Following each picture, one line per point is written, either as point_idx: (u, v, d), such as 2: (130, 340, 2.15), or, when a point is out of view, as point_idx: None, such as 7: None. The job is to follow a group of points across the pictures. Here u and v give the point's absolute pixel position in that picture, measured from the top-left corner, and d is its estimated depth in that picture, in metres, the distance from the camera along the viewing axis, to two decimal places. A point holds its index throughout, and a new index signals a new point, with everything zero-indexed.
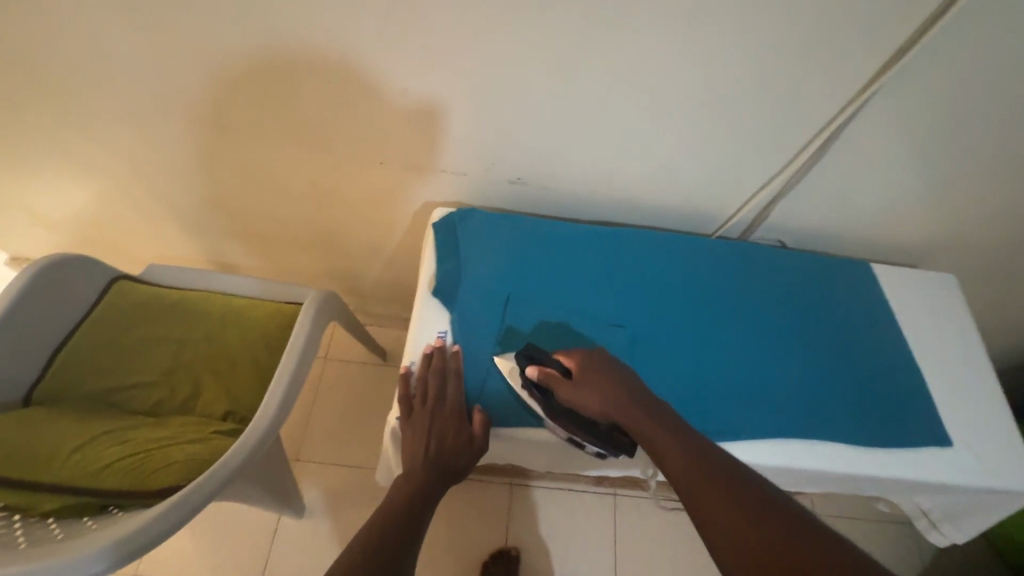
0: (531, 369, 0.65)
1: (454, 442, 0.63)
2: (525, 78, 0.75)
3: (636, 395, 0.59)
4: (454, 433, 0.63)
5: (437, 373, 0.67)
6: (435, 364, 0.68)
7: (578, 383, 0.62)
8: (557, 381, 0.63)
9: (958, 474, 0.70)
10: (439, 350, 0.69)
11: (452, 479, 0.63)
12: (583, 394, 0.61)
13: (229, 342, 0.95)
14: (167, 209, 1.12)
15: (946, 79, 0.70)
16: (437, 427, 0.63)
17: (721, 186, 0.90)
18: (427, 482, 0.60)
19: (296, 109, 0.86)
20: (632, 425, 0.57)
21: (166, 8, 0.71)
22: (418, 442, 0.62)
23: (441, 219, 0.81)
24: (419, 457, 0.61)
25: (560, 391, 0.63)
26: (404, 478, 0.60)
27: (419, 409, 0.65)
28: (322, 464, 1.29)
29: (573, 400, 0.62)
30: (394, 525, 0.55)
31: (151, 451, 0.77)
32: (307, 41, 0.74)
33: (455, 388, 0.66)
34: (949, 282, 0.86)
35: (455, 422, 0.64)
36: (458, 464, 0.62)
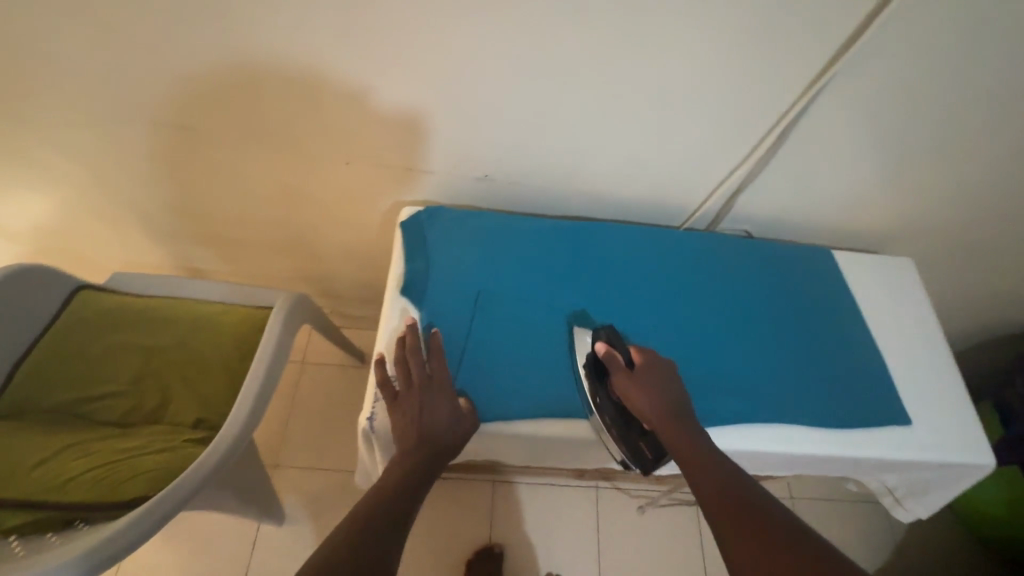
0: (601, 346, 0.68)
1: (445, 416, 0.63)
2: (486, 74, 0.76)
3: (683, 410, 0.63)
4: (443, 408, 0.63)
5: (416, 353, 0.66)
6: (411, 344, 0.67)
7: (640, 377, 0.65)
8: (620, 368, 0.66)
9: (917, 451, 0.72)
10: (411, 329, 0.68)
11: (445, 458, 0.62)
12: (640, 388, 0.64)
13: (198, 348, 0.93)
14: (131, 216, 1.09)
15: (893, 67, 0.73)
16: (426, 405, 0.63)
17: (686, 178, 0.92)
18: (423, 460, 0.60)
19: (258, 110, 0.85)
20: (668, 433, 0.61)
21: (115, 9, 0.70)
22: (408, 426, 0.62)
23: (407, 219, 0.81)
24: (411, 441, 0.61)
25: (617, 376, 0.66)
26: (397, 465, 0.59)
27: (406, 390, 0.64)
28: (301, 469, 1.28)
29: (626, 391, 0.65)
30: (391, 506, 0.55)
31: (119, 463, 0.76)
32: (264, 39, 0.73)
33: (437, 366, 0.66)
34: (906, 267, 0.89)
35: (442, 395, 0.64)
36: (451, 442, 0.62)
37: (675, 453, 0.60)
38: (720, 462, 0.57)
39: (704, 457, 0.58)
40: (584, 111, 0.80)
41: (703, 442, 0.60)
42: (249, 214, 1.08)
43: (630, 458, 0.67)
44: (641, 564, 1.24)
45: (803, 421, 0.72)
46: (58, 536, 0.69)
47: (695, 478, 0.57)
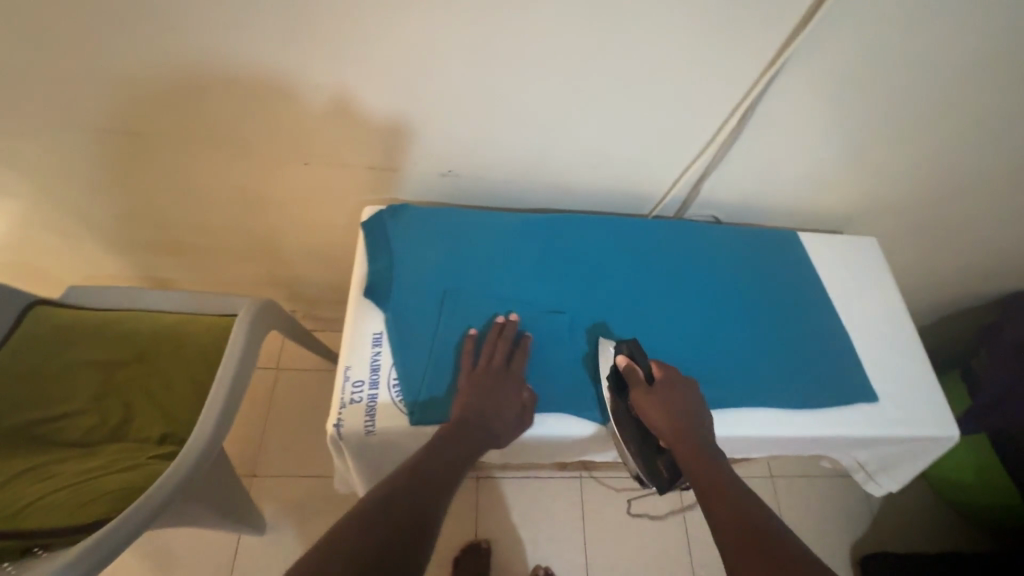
0: (622, 358, 0.69)
1: (509, 412, 0.64)
2: (440, 69, 0.74)
3: (701, 430, 0.63)
4: (510, 405, 0.64)
5: (506, 343, 0.68)
6: (507, 335, 0.69)
7: (659, 395, 0.65)
8: (639, 383, 0.67)
9: (885, 426, 0.73)
10: (511, 323, 0.70)
11: (490, 443, 0.62)
12: (659, 406, 0.65)
13: (162, 361, 0.90)
14: (84, 227, 1.05)
15: (845, 49, 0.73)
16: (497, 390, 0.64)
17: (651, 166, 0.92)
18: (474, 441, 0.60)
19: (207, 113, 0.81)
20: (684, 455, 0.61)
21: (42, 13, 0.66)
22: (471, 401, 0.63)
23: (370, 219, 0.79)
24: (467, 417, 0.62)
25: (635, 392, 0.66)
26: (449, 432, 0.60)
27: (481, 369, 0.65)
28: (281, 477, 1.25)
29: (643, 407, 0.65)
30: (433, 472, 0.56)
31: (79, 485, 0.73)
32: (205, 39, 0.70)
33: (519, 362, 0.68)
34: (869, 246, 0.90)
35: (513, 392, 0.65)
36: (500, 430, 0.63)
37: (691, 475, 0.60)
38: (733, 485, 0.57)
39: (718, 480, 0.58)
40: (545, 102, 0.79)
41: (718, 463, 0.60)
42: (209, 220, 1.04)
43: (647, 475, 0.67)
44: (627, 550, 1.26)
45: (771, 403, 0.72)
46: (12, 565, 0.66)
47: (707, 500, 0.56)
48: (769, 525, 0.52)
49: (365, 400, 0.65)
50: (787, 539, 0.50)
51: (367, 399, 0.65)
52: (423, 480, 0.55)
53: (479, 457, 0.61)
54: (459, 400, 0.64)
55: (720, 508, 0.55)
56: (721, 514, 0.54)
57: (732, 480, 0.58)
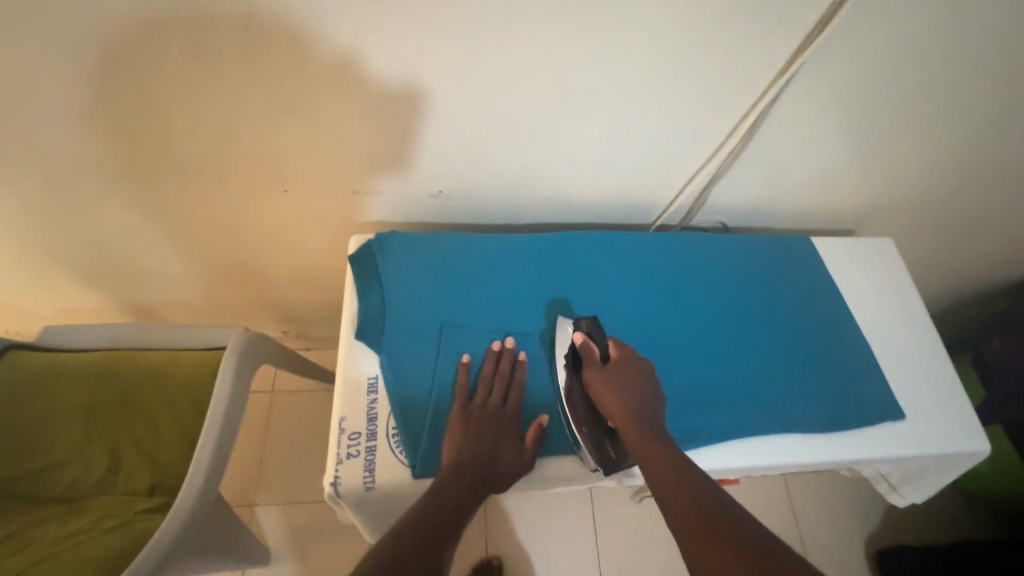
0: (579, 335, 0.65)
1: (506, 454, 0.60)
2: (434, 89, 0.69)
3: (652, 414, 0.60)
4: (509, 445, 0.61)
5: (502, 377, 0.65)
6: (502, 367, 0.66)
7: (612, 373, 0.62)
8: (594, 362, 0.63)
9: (911, 445, 0.70)
10: (507, 353, 0.67)
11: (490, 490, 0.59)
12: (611, 386, 0.61)
13: (148, 405, 0.86)
14: (56, 262, 0.99)
15: (863, 46, 0.69)
16: (495, 434, 0.61)
17: (654, 176, 0.87)
18: (474, 485, 0.57)
19: (179, 141, 0.76)
20: (632, 438, 0.57)
21: None
22: (468, 444, 0.59)
23: (357, 249, 0.74)
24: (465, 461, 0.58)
25: (589, 371, 0.63)
26: (450, 477, 0.56)
27: (476, 408, 0.62)
28: (283, 505, 1.22)
29: (595, 384, 0.62)
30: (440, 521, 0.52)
31: (63, 553, 0.70)
32: (175, 66, 0.65)
33: (515, 399, 0.64)
34: (885, 247, 0.85)
35: (512, 432, 0.62)
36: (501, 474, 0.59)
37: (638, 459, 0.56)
38: (684, 467, 0.54)
39: (667, 462, 0.54)
40: (544, 117, 0.75)
41: (667, 444, 0.57)
42: (189, 248, 0.99)
43: (593, 457, 0.61)
44: (641, 559, 1.23)
45: (793, 428, 0.68)
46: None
47: (655, 484, 0.54)
48: (725, 507, 0.50)
49: (363, 453, 0.61)
50: (747, 522, 0.48)
51: (365, 452, 0.61)
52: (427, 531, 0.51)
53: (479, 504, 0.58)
54: (449, 443, 0.60)
55: (672, 493, 0.52)
56: (675, 500, 0.51)
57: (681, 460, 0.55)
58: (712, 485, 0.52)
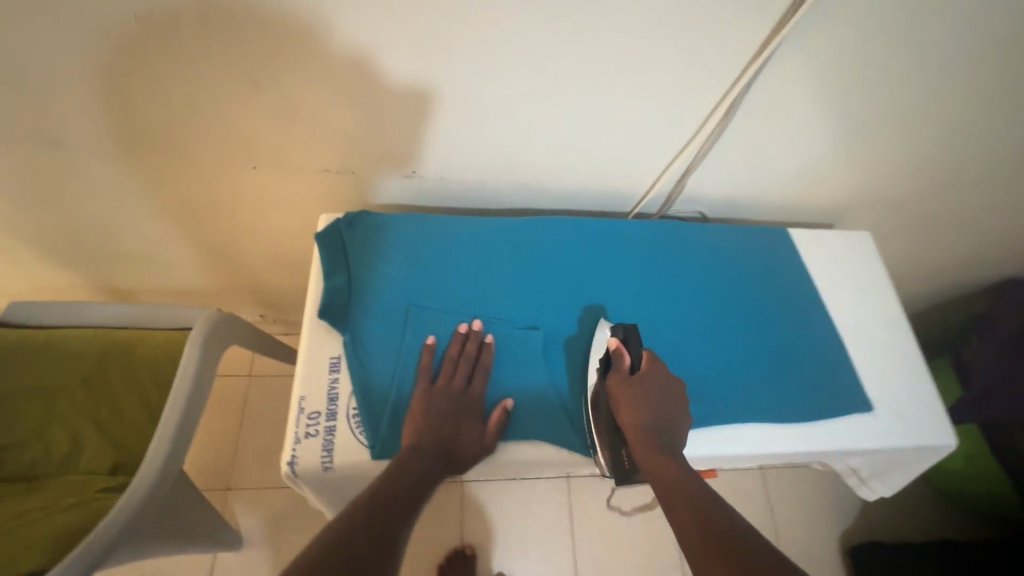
0: (614, 342, 0.64)
1: (467, 438, 0.60)
2: (399, 65, 0.67)
3: (670, 433, 0.59)
4: (471, 428, 0.61)
5: (468, 359, 0.64)
6: (468, 350, 0.65)
7: (637, 387, 0.62)
8: (621, 371, 0.63)
9: (875, 439, 0.69)
10: (475, 336, 0.66)
11: (449, 470, 0.59)
12: (633, 398, 0.61)
13: (113, 385, 0.84)
14: (19, 240, 0.96)
15: (839, 31, 0.68)
16: (456, 414, 0.60)
17: (632, 164, 0.86)
18: (433, 461, 0.57)
19: (140, 116, 0.73)
20: (646, 454, 0.57)
21: None
22: (430, 421, 0.59)
23: (325, 228, 0.73)
24: (426, 436, 0.58)
25: (612, 378, 0.63)
26: (411, 452, 0.56)
27: (439, 389, 0.62)
28: (257, 489, 1.21)
29: (619, 395, 0.62)
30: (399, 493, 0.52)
31: (9, 530, 0.67)
32: (122, 34, 0.62)
33: (480, 382, 0.64)
34: (862, 241, 0.85)
35: (475, 414, 0.62)
36: (462, 453, 0.60)
37: (648, 474, 0.57)
38: (700, 490, 0.53)
39: (679, 480, 0.54)
40: (516, 100, 0.73)
41: (683, 467, 0.56)
42: (159, 227, 0.97)
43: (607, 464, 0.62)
44: (616, 551, 1.23)
45: (759, 418, 0.68)
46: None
47: (671, 501, 0.53)
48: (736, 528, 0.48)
49: (322, 433, 0.60)
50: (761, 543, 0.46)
51: (324, 432, 0.60)
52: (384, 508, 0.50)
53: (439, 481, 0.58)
54: (409, 420, 0.59)
55: (681, 509, 0.51)
56: (688, 522, 0.50)
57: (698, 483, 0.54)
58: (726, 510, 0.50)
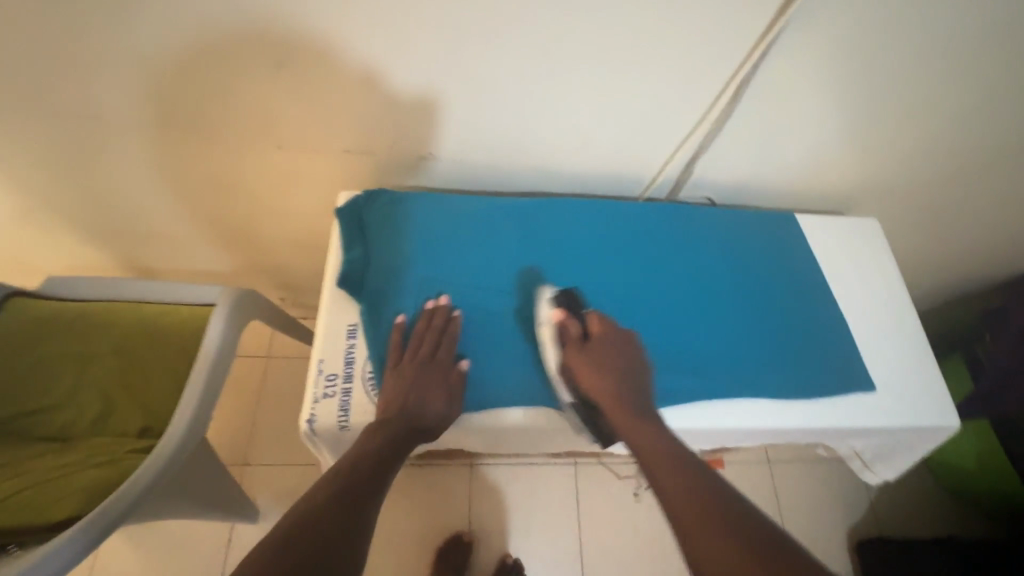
0: (558, 313, 0.67)
1: (433, 406, 0.60)
2: (414, 48, 0.70)
3: (636, 393, 0.61)
4: (435, 396, 0.61)
5: (434, 331, 0.65)
6: (435, 324, 0.65)
7: (592, 351, 0.63)
8: (573, 339, 0.65)
9: (876, 417, 0.71)
10: (441, 310, 0.67)
11: (420, 439, 0.59)
12: (590, 362, 0.62)
13: (141, 354, 0.89)
14: (56, 217, 1.02)
15: (843, 17, 0.69)
16: (422, 383, 0.61)
17: (641, 149, 0.88)
18: (400, 432, 0.57)
19: (171, 97, 0.78)
20: (619, 417, 0.59)
21: None
22: (398, 394, 0.60)
23: (345, 204, 0.76)
24: (395, 408, 0.59)
25: (568, 348, 0.64)
26: (377, 427, 0.57)
27: (406, 362, 0.62)
28: (273, 466, 1.25)
29: (576, 363, 0.63)
30: (367, 467, 0.53)
31: (53, 479, 0.72)
32: (156, 17, 0.66)
33: (445, 350, 0.64)
34: (869, 227, 0.86)
35: (443, 382, 0.62)
36: (431, 420, 0.60)
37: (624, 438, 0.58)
38: (676, 451, 0.55)
39: (654, 442, 0.56)
40: (527, 84, 0.76)
41: (656, 428, 0.58)
42: (187, 207, 1.01)
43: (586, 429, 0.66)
44: (621, 536, 1.25)
45: (761, 393, 0.70)
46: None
47: (649, 464, 0.55)
48: (720, 489, 0.50)
49: (338, 394, 0.63)
50: (738, 502, 0.49)
51: (340, 393, 0.63)
52: (353, 483, 0.51)
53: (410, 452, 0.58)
54: (382, 397, 0.61)
55: (660, 471, 0.53)
56: (667, 482, 0.52)
57: (672, 444, 0.56)
58: (706, 469, 0.53)
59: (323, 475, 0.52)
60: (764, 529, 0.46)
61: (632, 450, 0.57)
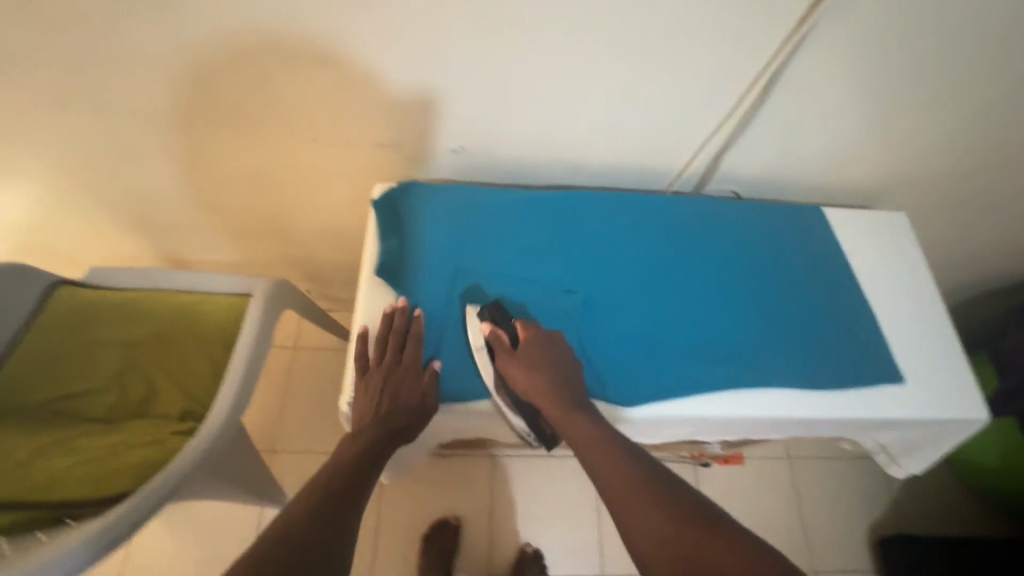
0: (487, 326, 0.67)
1: (405, 403, 0.63)
2: (451, 42, 0.72)
3: (572, 392, 0.64)
4: (408, 394, 0.64)
5: (397, 334, 0.67)
6: (395, 327, 0.68)
7: (522, 358, 0.65)
8: (504, 349, 0.66)
9: (904, 409, 0.71)
10: (399, 312, 0.68)
11: (399, 440, 0.63)
12: (522, 369, 0.64)
13: (180, 340, 0.92)
14: (99, 208, 1.06)
15: (878, 9, 0.69)
16: (391, 385, 0.64)
17: (669, 142, 0.89)
18: (375, 437, 0.61)
19: (215, 92, 0.81)
20: (557, 416, 0.62)
21: None
22: (371, 400, 0.64)
23: (381, 195, 0.79)
24: (369, 416, 0.62)
25: (500, 359, 0.66)
26: (352, 438, 0.61)
27: (375, 369, 0.66)
28: (300, 453, 1.28)
29: (510, 372, 0.65)
30: (342, 481, 0.57)
31: (103, 457, 0.75)
32: (207, 13, 0.68)
33: (411, 350, 0.67)
34: (899, 220, 0.86)
35: (412, 380, 0.65)
36: (406, 420, 0.63)
37: (566, 438, 0.61)
38: (612, 443, 0.59)
39: (593, 437, 0.59)
40: (559, 77, 0.77)
41: (594, 424, 0.61)
42: (222, 199, 1.04)
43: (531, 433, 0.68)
44: None
45: (789, 384, 0.71)
46: (3, 543, 0.66)
47: (589, 461, 0.58)
48: (652, 476, 0.56)
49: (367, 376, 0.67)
50: (668, 484, 0.56)
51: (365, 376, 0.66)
52: (329, 499, 0.55)
53: (390, 454, 0.62)
54: (356, 407, 0.64)
55: (599, 465, 0.57)
56: (606, 475, 0.57)
57: (609, 437, 0.60)
58: (640, 457, 0.58)
59: (300, 494, 0.55)
60: (697, 506, 0.53)
61: (572, 448, 0.60)
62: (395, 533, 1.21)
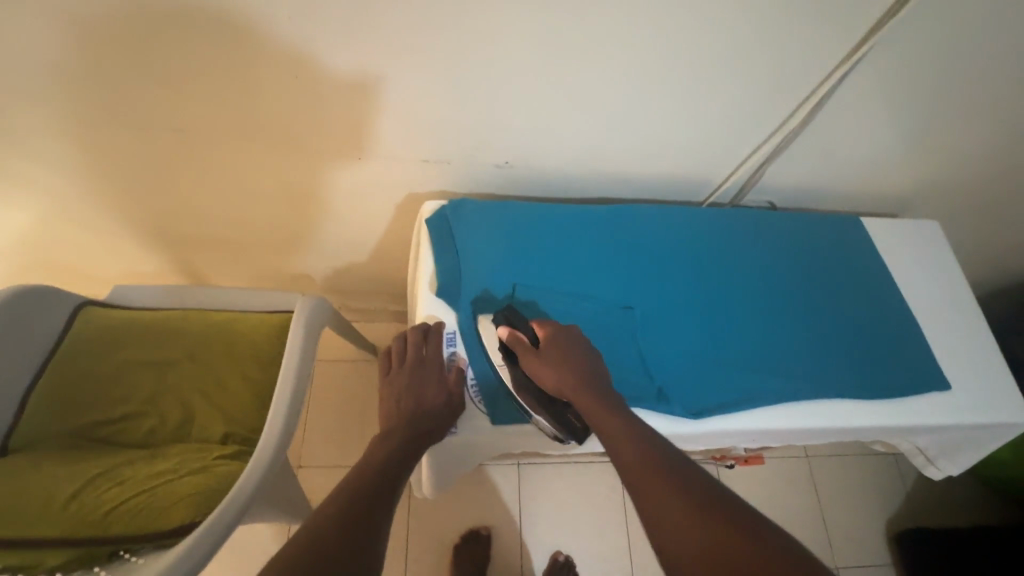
0: (503, 330, 0.67)
1: (433, 401, 0.64)
2: (517, 65, 0.72)
3: (597, 380, 0.62)
4: (435, 390, 0.65)
5: (418, 333, 0.69)
6: (416, 326, 0.70)
7: (545, 354, 0.64)
8: (525, 347, 0.65)
9: (948, 415, 0.74)
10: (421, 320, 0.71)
11: (429, 439, 0.63)
12: (545, 364, 0.63)
13: (218, 360, 0.90)
14: (123, 224, 1.03)
15: (930, 31, 0.72)
16: (416, 383, 0.65)
17: (712, 155, 0.91)
18: (404, 435, 0.60)
19: (265, 111, 0.79)
20: (581, 401, 0.60)
21: (114, 14, 0.64)
22: (397, 399, 0.64)
23: (433, 214, 0.80)
24: (396, 415, 0.62)
25: (523, 358, 0.65)
26: (381, 436, 0.60)
27: (398, 368, 0.66)
28: (326, 467, 1.27)
29: (534, 369, 0.64)
30: (373, 479, 0.55)
31: (155, 488, 0.73)
32: (273, 37, 0.68)
33: (433, 347, 0.69)
34: (933, 229, 0.89)
35: (438, 376, 0.66)
36: (435, 418, 0.64)
37: (592, 423, 0.59)
38: (632, 424, 0.57)
39: (614, 422, 0.57)
40: (617, 96, 0.78)
41: (619, 412, 0.59)
42: (254, 214, 1.03)
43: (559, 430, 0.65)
44: None
45: (843, 394, 0.73)
46: None
47: (609, 443, 0.57)
48: (669, 455, 0.54)
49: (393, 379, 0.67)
50: (686, 463, 0.53)
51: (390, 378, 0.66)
52: (353, 498, 0.52)
53: (420, 453, 0.61)
54: (381, 409, 0.64)
55: (619, 441, 0.56)
56: (623, 451, 0.55)
57: (635, 424, 0.57)
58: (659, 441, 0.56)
59: (328, 497, 0.52)
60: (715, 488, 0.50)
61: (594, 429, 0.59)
62: (427, 545, 1.21)
